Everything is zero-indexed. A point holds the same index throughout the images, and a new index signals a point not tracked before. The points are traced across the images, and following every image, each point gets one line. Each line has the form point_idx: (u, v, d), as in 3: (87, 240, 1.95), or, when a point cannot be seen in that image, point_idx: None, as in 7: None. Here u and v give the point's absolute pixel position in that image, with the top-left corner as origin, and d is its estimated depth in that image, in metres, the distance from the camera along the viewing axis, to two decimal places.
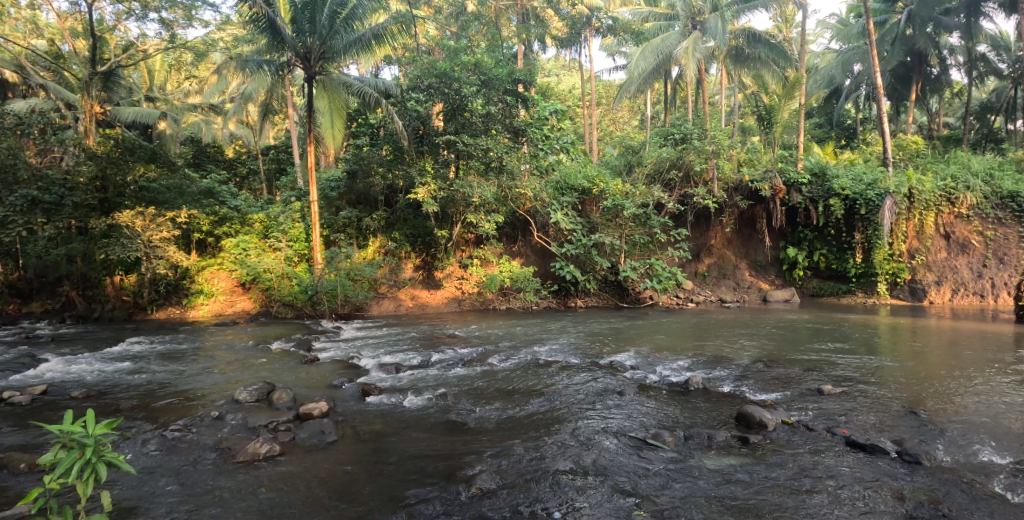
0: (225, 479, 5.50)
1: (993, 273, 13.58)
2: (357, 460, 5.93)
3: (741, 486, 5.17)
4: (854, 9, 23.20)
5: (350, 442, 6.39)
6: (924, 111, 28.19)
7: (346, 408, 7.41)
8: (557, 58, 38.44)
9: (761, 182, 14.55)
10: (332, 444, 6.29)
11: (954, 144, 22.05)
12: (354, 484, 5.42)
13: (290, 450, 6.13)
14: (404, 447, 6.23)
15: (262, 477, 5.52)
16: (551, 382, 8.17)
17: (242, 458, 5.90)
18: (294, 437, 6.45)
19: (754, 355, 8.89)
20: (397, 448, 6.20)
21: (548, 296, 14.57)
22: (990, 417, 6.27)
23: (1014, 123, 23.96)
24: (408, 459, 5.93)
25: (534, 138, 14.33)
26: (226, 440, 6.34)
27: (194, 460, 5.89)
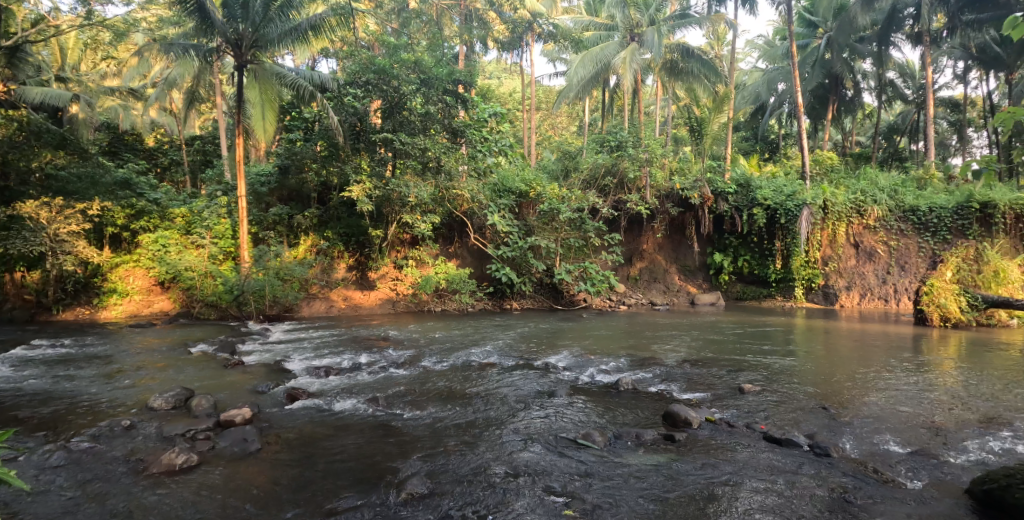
0: (134, 494, 5.06)
1: (895, 279, 14.66)
2: (280, 467, 5.64)
3: (668, 482, 5.28)
4: (779, 32, 24.79)
5: (271, 447, 6.08)
6: (839, 129, 30.35)
7: (269, 414, 7.03)
8: (498, 61, 38.63)
9: (691, 191, 15.06)
10: (256, 452, 5.94)
11: (864, 161, 23.78)
12: (277, 494, 5.14)
13: (209, 460, 5.73)
14: (332, 453, 5.97)
15: (176, 490, 5.13)
16: (483, 384, 8.09)
17: (153, 469, 5.48)
18: (213, 445, 6.04)
19: (682, 357, 9.15)
20: (324, 453, 5.94)
21: (483, 298, 14.53)
22: (893, 412, 6.70)
23: (917, 144, 26.28)
24: (334, 465, 5.70)
25: (472, 139, 14.33)
26: (137, 452, 5.86)
27: (99, 474, 5.40)
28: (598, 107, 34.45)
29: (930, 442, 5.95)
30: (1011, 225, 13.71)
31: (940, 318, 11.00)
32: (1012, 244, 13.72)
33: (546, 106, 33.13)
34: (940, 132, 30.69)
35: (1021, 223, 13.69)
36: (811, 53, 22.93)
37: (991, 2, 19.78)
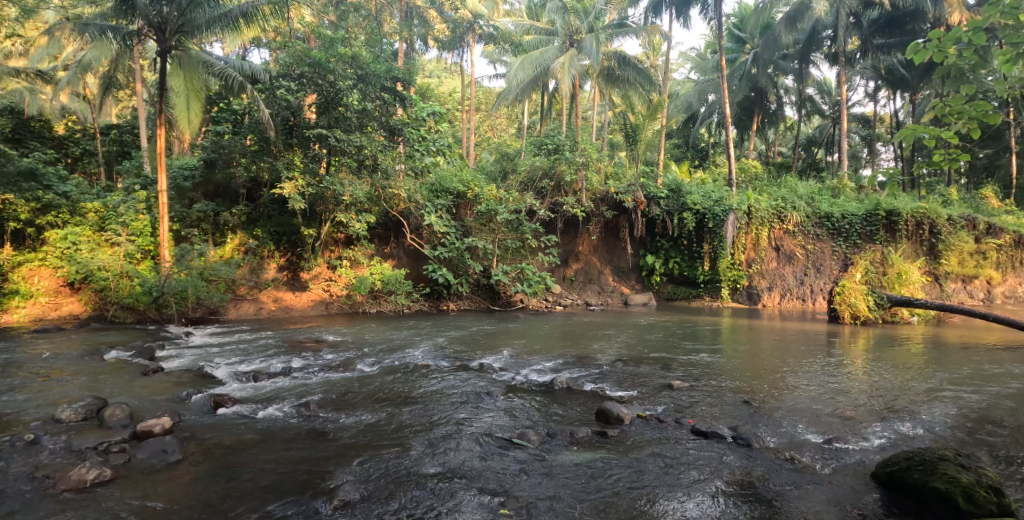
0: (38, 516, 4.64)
1: (812, 280, 15.57)
2: (202, 479, 5.32)
3: (602, 478, 5.36)
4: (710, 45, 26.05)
5: (192, 458, 5.72)
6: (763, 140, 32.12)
7: (192, 422, 6.63)
8: (438, 60, 38.38)
9: (625, 194, 15.49)
10: (177, 463, 5.58)
11: (785, 171, 25.28)
12: (200, 507, 4.85)
13: (124, 474, 5.32)
14: (260, 461, 5.69)
15: (87, 508, 4.74)
16: (418, 386, 7.97)
17: (60, 486, 5.04)
18: (129, 458, 5.63)
19: (615, 356, 9.33)
20: (251, 462, 5.67)
21: (420, 299, 14.36)
22: (808, 404, 7.09)
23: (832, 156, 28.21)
24: (262, 474, 5.45)
25: (410, 138, 14.03)
26: (42, 469, 5.37)
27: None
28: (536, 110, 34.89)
29: (841, 431, 6.33)
30: (911, 231, 15.24)
31: (851, 315, 11.80)
32: (912, 248, 15.29)
33: (485, 107, 33.15)
34: (852, 144, 33.15)
35: (920, 229, 15.28)
36: (739, 67, 24.16)
37: (898, 28, 21.82)
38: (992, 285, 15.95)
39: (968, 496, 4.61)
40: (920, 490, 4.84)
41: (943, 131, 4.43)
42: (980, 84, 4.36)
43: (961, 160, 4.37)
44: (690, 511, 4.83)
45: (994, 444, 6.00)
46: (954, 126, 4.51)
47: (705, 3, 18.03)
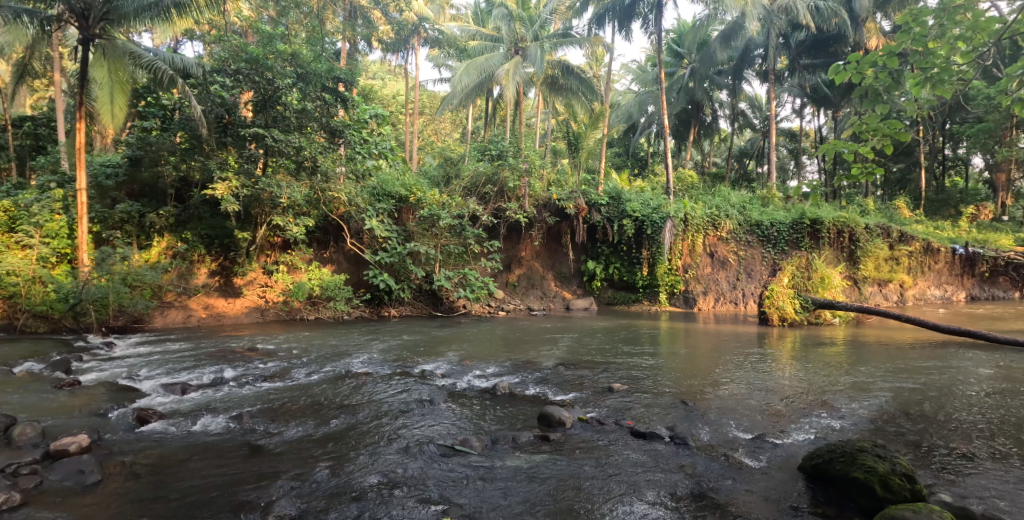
0: None
1: (744, 285, 16.26)
2: (124, 500, 4.99)
3: (544, 482, 5.38)
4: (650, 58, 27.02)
5: (113, 477, 5.35)
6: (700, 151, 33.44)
7: (113, 439, 6.20)
8: (381, 62, 37.96)
9: (567, 201, 15.72)
10: (96, 484, 5.20)
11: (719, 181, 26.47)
12: None
13: (34, 499, 4.91)
14: (189, 479, 5.39)
15: None
16: (358, 395, 7.76)
17: None
18: (41, 481, 5.20)
19: (556, 360, 9.42)
20: (179, 480, 5.36)
21: (360, 305, 14.11)
22: (739, 403, 7.39)
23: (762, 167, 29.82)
24: (191, 492, 5.16)
25: (351, 140, 13.67)
26: None
27: None
28: (480, 116, 35.11)
29: (770, 427, 6.63)
30: (833, 238, 16.23)
31: (778, 318, 12.45)
32: (834, 254, 16.27)
33: (429, 111, 32.91)
34: (780, 157, 35.07)
35: (841, 236, 16.29)
36: (677, 80, 25.06)
37: (823, 50, 23.31)
38: (905, 288, 17.09)
39: (885, 483, 4.93)
40: (842, 480, 5.14)
41: (861, 146, 4.77)
42: (893, 105, 4.73)
43: (876, 174, 4.74)
44: (629, 512, 4.91)
45: (906, 435, 6.45)
46: (870, 143, 4.86)
47: (647, 18, 18.58)
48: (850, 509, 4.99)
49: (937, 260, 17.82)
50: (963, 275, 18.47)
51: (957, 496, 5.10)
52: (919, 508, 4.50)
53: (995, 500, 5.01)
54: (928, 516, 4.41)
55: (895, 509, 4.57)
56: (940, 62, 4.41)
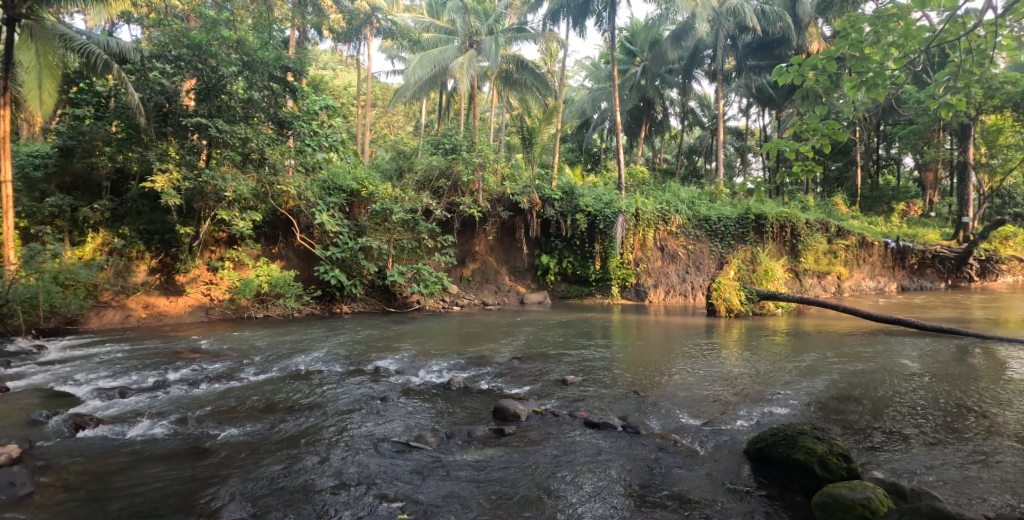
0: None
1: (693, 278, 16.75)
2: (60, 512, 4.75)
3: (500, 474, 5.42)
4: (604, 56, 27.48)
5: (46, 489, 5.07)
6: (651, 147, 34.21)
7: (46, 448, 5.86)
8: (333, 52, 37.16)
9: (521, 195, 15.79)
10: (27, 497, 4.92)
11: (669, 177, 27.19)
12: None
13: None
14: (130, 487, 5.17)
15: None
16: (309, 393, 7.59)
17: None
18: None
19: (510, 354, 9.47)
20: (120, 489, 5.13)
21: (311, 302, 13.83)
22: (688, 392, 7.62)
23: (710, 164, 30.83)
24: (133, 500, 4.95)
25: (300, 132, 13.17)
26: None
27: None
28: (434, 108, 34.92)
29: (717, 414, 6.87)
30: (776, 233, 16.94)
31: (725, 309, 12.85)
32: (777, 248, 16.97)
33: (382, 104, 32.39)
34: (727, 155, 36.29)
35: (783, 231, 17.02)
36: (629, 77, 25.55)
37: (768, 53, 24.16)
38: (842, 280, 17.86)
39: (823, 463, 5.19)
40: (784, 462, 5.37)
41: (801, 145, 5.02)
42: (832, 106, 4.97)
43: (816, 171, 4.99)
44: (583, 502, 5.01)
45: (843, 418, 6.79)
46: (809, 142, 5.13)
47: (601, 16, 18.73)
48: (792, 489, 5.23)
49: (871, 253, 18.80)
50: (894, 267, 19.55)
51: (889, 473, 5.43)
52: (855, 485, 4.77)
53: (923, 475, 5.36)
54: (863, 492, 4.68)
55: (833, 487, 4.82)
56: (875, 67, 4.71)
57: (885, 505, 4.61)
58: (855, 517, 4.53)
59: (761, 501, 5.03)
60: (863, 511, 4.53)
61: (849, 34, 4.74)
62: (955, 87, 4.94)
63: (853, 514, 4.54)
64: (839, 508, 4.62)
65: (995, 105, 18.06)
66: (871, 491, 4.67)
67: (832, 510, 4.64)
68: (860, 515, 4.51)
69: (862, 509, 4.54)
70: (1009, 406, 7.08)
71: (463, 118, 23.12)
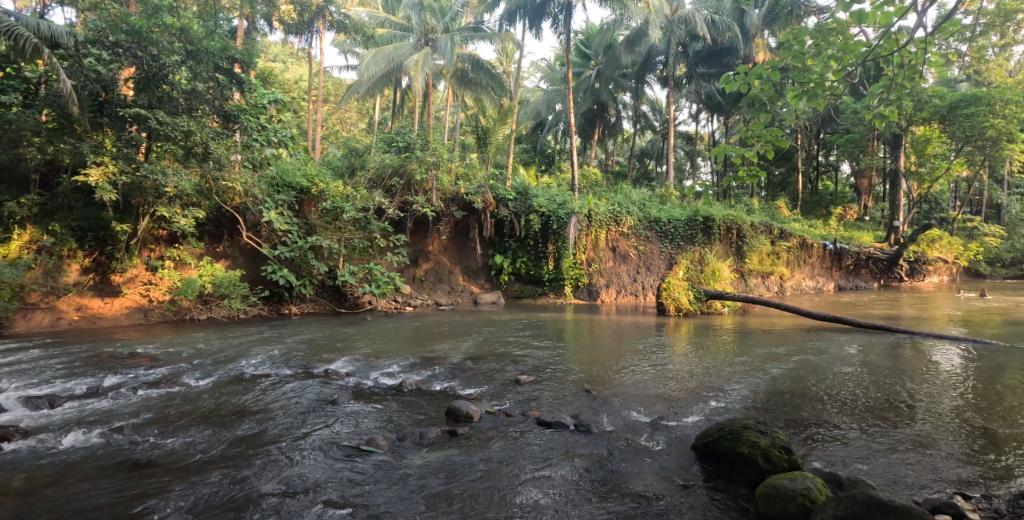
0: None
1: (643, 278, 17.12)
2: None
3: (453, 476, 5.40)
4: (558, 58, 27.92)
5: None
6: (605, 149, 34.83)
7: None
8: (283, 44, 36.20)
9: (475, 195, 15.73)
10: None
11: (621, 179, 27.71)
12: None
13: None
14: (59, 503, 4.89)
15: None
16: (256, 398, 7.36)
17: None
18: None
19: (463, 354, 9.45)
20: (49, 505, 4.85)
21: (257, 303, 13.45)
22: (637, 389, 7.80)
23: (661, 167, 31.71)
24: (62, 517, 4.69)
25: (248, 126, 12.75)
26: None
27: None
28: (388, 105, 34.51)
29: (666, 411, 7.06)
30: (723, 234, 17.58)
31: (674, 308, 13.16)
32: (724, 249, 17.61)
33: (334, 99, 31.63)
34: (678, 158, 37.38)
35: (730, 233, 17.68)
36: (583, 81, 26.27)
37: (717, 61, 24.87)
38: (784, 280, 18.62)
39: (765, 456, 5.41)
40: (730, 456, 5.58)
41: (747, 150, 5.18)
42: (775, 114, 5.15)
43: (760, 176, 5.17)
44: (537, 501, 5.05)
45: (784, 411, 7.09)
46: (754, 147, 5.29)
47: (557, 18, 18.91)
48: (737, 482, 5.43)
49: (811, 254, 19.70)
50: (831, 268, 20.51)
51: (826, 463, 5.71)
52: (795, 476, 4.99)
53: (857, 465, 5.66)
54: (803, 482, 4.90)
55: (776, 479, 5.03)
56: (815, 78, 4.93)
57: (823, 494, 4.83)
58: (796, 506, 4.73)
59: (708, 494, 5.19)
60: (804, 500, 4.74)
61: (792, 45, 4.90)
62: (888, 99, 5.16)
63: (794, 503, 4.75)
64: (780, 498, 4.82)
65: (923, 117, 19.28)
66: (810, 481, 4.90)
67: (775, 500, 4.84)
68: (800, 504, 4.72)
69: (802, 499, 4.75)
70: (936, 398, 7.52)
71: (417, 116, 22.95)
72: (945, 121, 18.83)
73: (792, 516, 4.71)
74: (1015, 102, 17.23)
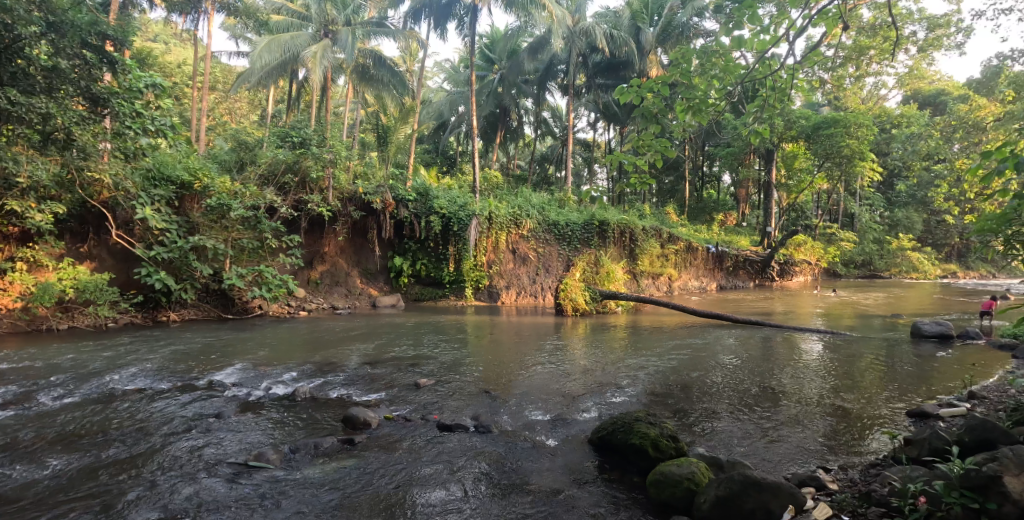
0: None
1: (542, 279, 17.61)
2: None
3: (351, 488, 5.29)
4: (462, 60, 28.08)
5: None
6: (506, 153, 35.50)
7: None
8: (164, 24, 33.25)
9: (374, 195, 15.38)
10: None
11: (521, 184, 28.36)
12: None
13: None
14: None
15: None
16: (129, 416, 6.76)
17: None
18: None
19: (359, 359, 9.25)
20: None
21: (129, 310, 12.35)
22: (533, 389, 8.05)
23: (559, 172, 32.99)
24: None
25: (120, 112, 10.66)
26: None
27: None
28: (281, 97, 32.79)
29: (562, 408, 7.35)
30: (617, 237, 18.56)
31: (572, 308, 13.70)
32: (617, 251, 18.59)
33: (221, 87, 29.40)
34: (577, 164, 38.90)
35: (623, 236, 18.71)
36: (487, 84, 26.56)
37: (614, 73, 26.02)
38: (672, 280, 19.92)
39: (655, 445, 5.78)
40: (623, 447, 5.92)
41: (639, 158, 5.50)
42: (664, 125, 5.52)
43: (650, 183, 5.50)
44: (438, 506, 5.07)
45: (674, 402, 7.65)
46: (645, 156, 5.61)
47: (462, 20, 18.92)
48: (630, 471, 5.77)
49: (696, 257, 21.25)
50: (714, 269, 22.18)
51: (710, 448, 6.23)
52: (682, 462, 5.35)
53: (735, 448, 6.24)
54: (688, 467, 5.26)
55: (664, 465, 5.37)
56: (698, 95, 5.36)
57: (706, 477, 5.21)
58: (681, 491, 5.07)
59: (603, 487, 5.47)
60: (689, 484, 5.09)
61: (680, 63, 5.25)
62: (762, 118, 5.70)
63: (680, 488, 5.09)
64: (668, 483, 5.15)
65: (791, 135, 21.45)
66: (694, 465, 5.27)
67: (663, 486, 5.17)
68: (686, 488, 5.07)
69: (687, 483, 5.10)
70: (801, 384, 8.43)
71: (314, 111, 22.05)
72: (809, 140, 21.07)
73: (679, 500, 5.05)
74: (865, 126, 19.42)
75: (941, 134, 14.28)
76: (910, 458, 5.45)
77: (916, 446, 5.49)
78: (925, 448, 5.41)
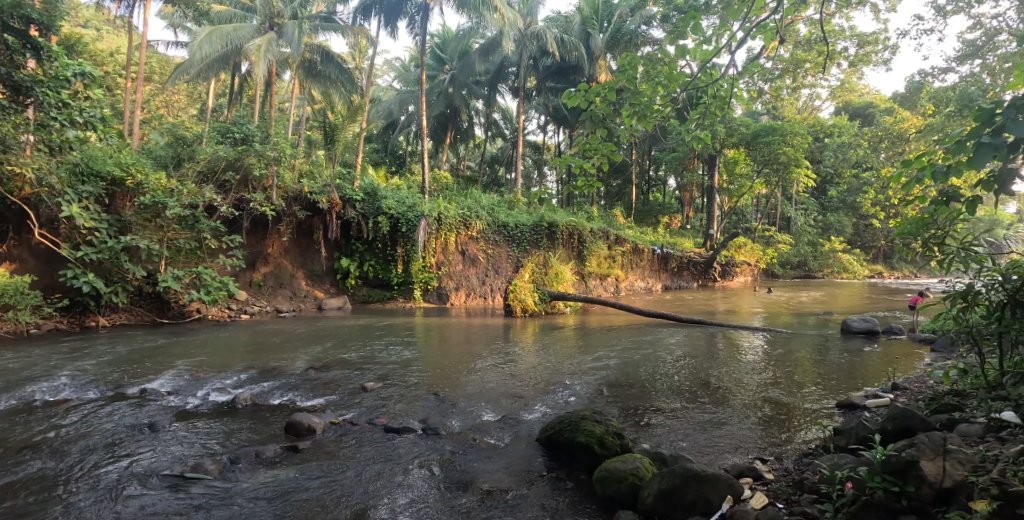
0: None
1: (491, 280, 17.69)
2: None
3: (295, 496, 5.21)
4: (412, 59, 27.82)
5: None
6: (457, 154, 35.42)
7: None
8: (95, 10, 31.35)
9: (320, 194, 15.11)
10: None
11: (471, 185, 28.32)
12: None
13: None
14: None
15: None
16: (53, 428, 6.40)
17: None
18: None
19: (304, 364, 9.07)
20: None
21: (53, 315, 11.70)
22: (481, 390, 8.10)
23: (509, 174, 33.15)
24: None
25: (45, 102, 9.90)
26: None
27: None
28: (224, 90, 31.51)
29: (511, 409, 7.45)
30: (565, 238, 18.89)
31: (521, 309, 13.86)
32: (566, 252, 18.92)
33: (158, 78, 27.95)
34: (527, 166, 39.19)
35: (572, 237, 19.07)
36: (437, 83, 26.41)
37: (564, 78, 26.35)
38: (619, 281, 20.38)
39: (601, 442, 5.93)
40: (570, 445, 6.05)
41: (586, 162, 5.55)
42: (611, 130, 5.60)
43: (597, 186, 5.55)
44: (384, 511, 5.05)
45: (621, 400, 7.87)
46: (592, 160, 5.66)
47: (412, 19, 18.71)
48: (577, 469, 5.91)
49: (642, 258, 21.84)
50: (660, 270, 22.83)
51: (654, 444, 6.45)
52: (626, 458, 5.53)
53: (678, 442, 6.49)
54: (632, 463, 5.45)
55: (609, 462, 5.54)
56: (643, 102, 5.45)
57: (649, 471, 5.40)
58: (626, 486, 5.25)
59: (550, 485, 5.59)
60: (633, 479, 5.27)
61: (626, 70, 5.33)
62: (703, 124, 5.86)
63: (625, 483, 5.26)
64: (614, 479, 5.32)
65: (733, 142, 22.30)
66: (638, 461, 5.46)
67: (609, 482, 5.34)
68: (630, 483, 5.25)
69: (631, 478, 5.28)
70: (741, 380, 8.82)
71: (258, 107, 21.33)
72: (749, 147, 21.96)
73: (623, 495, 5.22)
74: (801, 135, 20.50)
75: (869, 144, 15.16)
76: (838, 446, 5.84)
77: (844, 436, 5.87)
78: (852, 436, 5.79)
